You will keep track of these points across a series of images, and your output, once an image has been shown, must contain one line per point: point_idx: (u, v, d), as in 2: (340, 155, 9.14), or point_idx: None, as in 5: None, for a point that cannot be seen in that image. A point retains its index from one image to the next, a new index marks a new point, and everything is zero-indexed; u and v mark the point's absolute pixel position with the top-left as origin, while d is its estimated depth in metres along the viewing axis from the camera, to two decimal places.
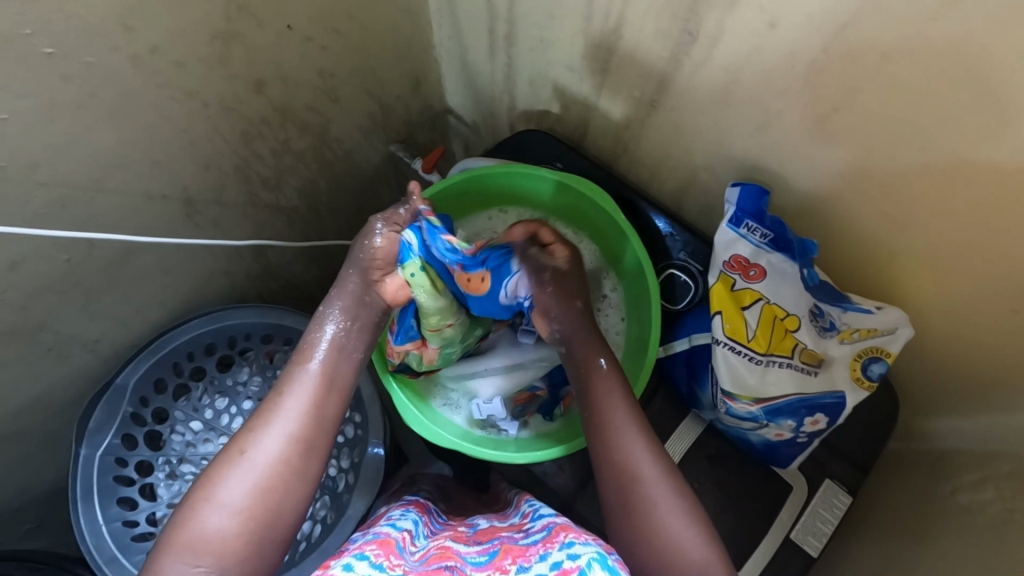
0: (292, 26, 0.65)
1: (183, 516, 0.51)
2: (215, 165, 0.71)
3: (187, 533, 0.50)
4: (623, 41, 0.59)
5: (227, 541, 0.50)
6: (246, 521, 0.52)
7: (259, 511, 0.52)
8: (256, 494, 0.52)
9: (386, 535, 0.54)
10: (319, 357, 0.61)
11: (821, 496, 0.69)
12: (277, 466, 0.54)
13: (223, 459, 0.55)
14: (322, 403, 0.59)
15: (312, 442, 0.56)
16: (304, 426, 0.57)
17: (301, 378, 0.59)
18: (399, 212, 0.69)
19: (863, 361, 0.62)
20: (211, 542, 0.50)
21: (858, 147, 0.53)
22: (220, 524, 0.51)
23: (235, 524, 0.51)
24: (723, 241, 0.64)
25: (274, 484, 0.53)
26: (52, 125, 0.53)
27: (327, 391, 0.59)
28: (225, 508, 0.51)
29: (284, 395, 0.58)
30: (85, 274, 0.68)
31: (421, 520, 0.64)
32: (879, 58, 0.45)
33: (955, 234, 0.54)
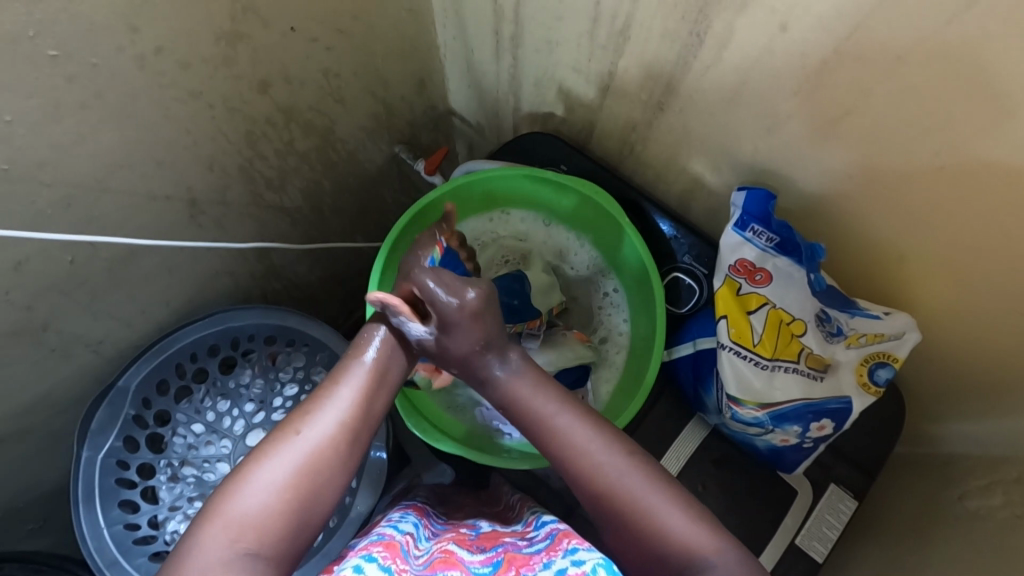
0: (296, 26, 0.64)
1: (228, 490, 0.49)
2: (219, 166, 0.71)
3: (228, 510, 0.48)
4: (630, 41, 0.59)
5: (267, 523, 0.48)
6: (287, 505, 0.49)
7: (302, 498, 0.50)
8: (300, 479, 0.51)
9: (390, 537, 0.54)
10: (375, 350, 0.59)
11: (826, 501, 0.69)
12: (327, 452, 0.52)
13: (274, 438, 0.53)
14: (373, 398, 0.57)
15: (359, 437, 0.55)
16: (354, 418, 0.55)
17: (355, 369, 0.58)
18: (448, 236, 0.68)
19: (870, 366, 0.62)
20: (250, 522, 0.48)
21: (868, 149, 0.53)
22: (259, 503, 0.49)
23: (274, 507, 0.49)
24: (729, 244, 0.64)
25: (318, 471, 0.51)
26: (58, 125, 0.53)
27: (380, 384, 0.58)
28: (269, 487, 0.49)
29: (339, 383, 0.56)
30: (89, 274, 0.68)
31: (421, 523, 0.64)
32: (890, 59, 0.45)
33: (964, 238, 0.53)
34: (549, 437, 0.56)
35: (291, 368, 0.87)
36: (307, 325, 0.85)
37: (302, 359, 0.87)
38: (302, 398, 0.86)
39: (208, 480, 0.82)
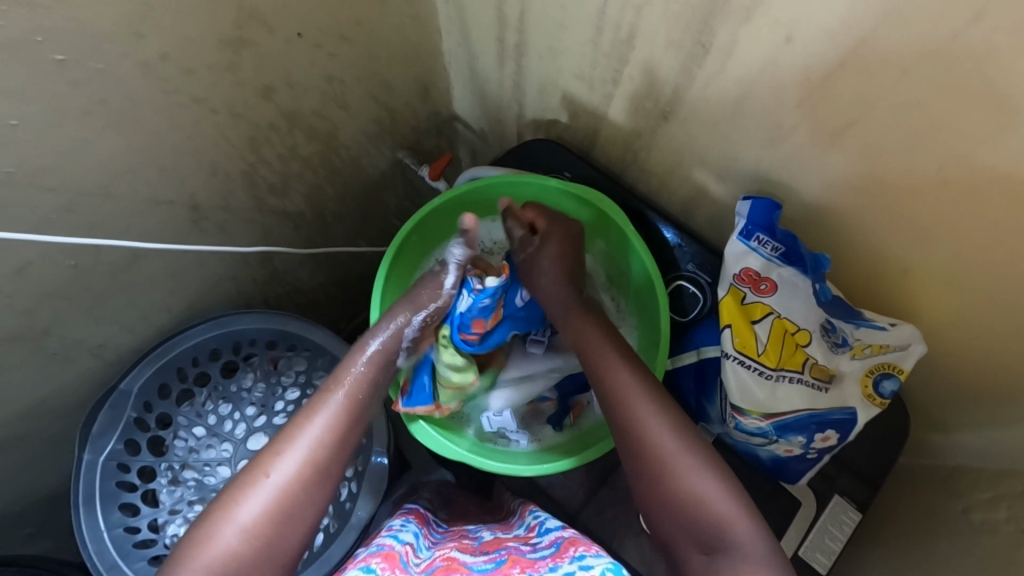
0: (301, 33, 0.65)
1: (200, 533, 0.52)
2: (222, 171, 0.71)
3: (200, 551, 0.51)
4: (634, 51, 0.59)
5: (241, 561, 0.51)
6: (255, 546, 0.52)
7: (273, 535, 0.53)
8: (269, 518, 0.53)
9: (389, 547, 0.54)
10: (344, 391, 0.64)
11: (829, 513, 0.68)
12: (296, 492, 0.55)
13: (241, 481, 0.55)
14: (341, 434, 0.60)
15: (327, 473, 0.58)
16: (326, 454, 0.58)
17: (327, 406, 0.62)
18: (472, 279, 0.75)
19: (874, 377, 0.61)
20: (221, 561, 0.50)
21: (875, 162, 0.52)
22: (232, 541, 0.52)
23: (246, 545, 0.52)
24: (733, 253, 0.64)
25: (290, 509, 0.55)
26: (63, 130, 0.53)
27: (349, 423, 0.62)
28: (240, 527, 0.52)
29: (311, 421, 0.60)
30: (90, 279, 0.68)
31: (421, 532, 0.63)
32: (895, 72, 0.45)
33: (969, 251, 0.53)
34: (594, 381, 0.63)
35: (292, 372, 0.87)
36: (308, 329, 0.85)
37: (304, 364, 0.87)
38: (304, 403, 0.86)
39: (208, 484, 0.82)
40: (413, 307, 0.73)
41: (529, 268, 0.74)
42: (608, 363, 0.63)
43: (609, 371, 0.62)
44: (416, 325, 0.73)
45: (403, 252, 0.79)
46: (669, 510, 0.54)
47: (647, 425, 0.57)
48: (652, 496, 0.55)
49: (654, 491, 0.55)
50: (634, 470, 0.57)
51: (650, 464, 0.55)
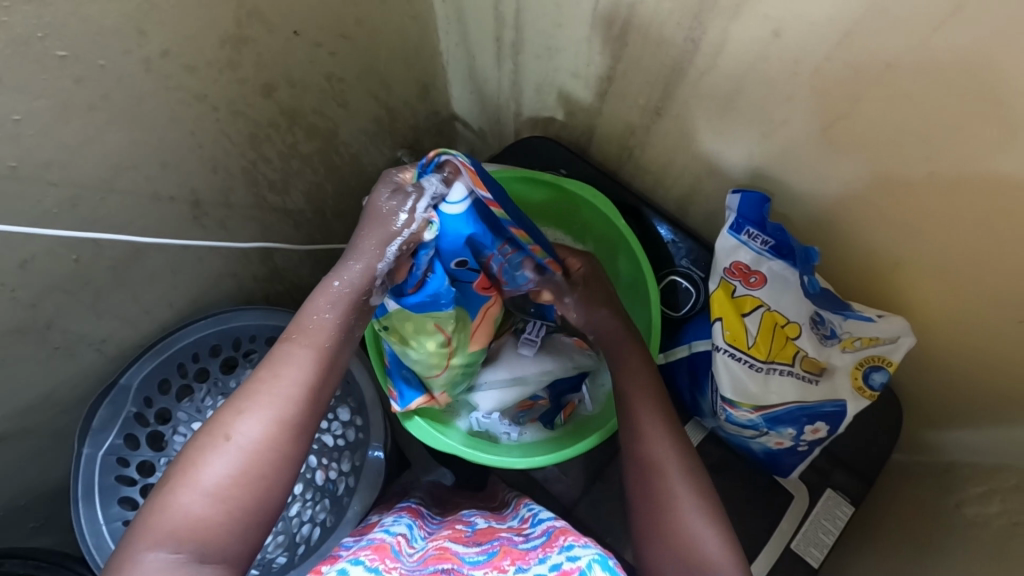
0: (300, 31, 0.66)
1: (160, 500, 0.48)
2: (223, 168, 0.72)
3: (161, 520, 0.47)
4: (627, 48, 0.60)
5: (208, 529, 0.48)
6: (224, 511, 0.49)
7: (244, 501, 0.49)
8: (236, 481, 0.49)
9: (380, 540, 0.55)
10: (313, 336, 0.56)
11: (823, 507, 0.68)
12: (265, 453, 0.51)
13: (201, 443, 0.51)
14: (312, 387, 0.54)
15: (301, 429, 0.53)
16: (297, 410, 0.53)
17: (294, 354, 0.55)
18: (411, 199, 0.57)
19: (864, 369, 0.61)
20: (184, 529, 0.47)
21: (863, 156, 0.53)
22: (196, 507, 0.48)
23: (214, 511, 0.48)
24: (725, 248, 0.64)
25: (259, 471, 0.50)
26: (67, 126, 0.54)
27: (326, 372, 0.56)
28: (206, 493, 0.48)
29: (276, 372, 0.54)
30: (94, 272, 0.69)
31: (415, 524, 0.64)
32: (881, 66, 0.45)
33: (957, 244, 0.54)
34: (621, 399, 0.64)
35: None
36: None
37: None
38: None
39: None
40: (386, 234, 0.56)
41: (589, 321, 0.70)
42: (638, 382, 0.64)
43: (643, 420, 0.61)
44: (391, 257, 0.57)
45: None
46: (664, 533, 0.55)
47: (667, 471, 0.58)
48: (648, 514, 0.57)
49: (649, 519, 0.56)
50: (637, 485, 0.59)
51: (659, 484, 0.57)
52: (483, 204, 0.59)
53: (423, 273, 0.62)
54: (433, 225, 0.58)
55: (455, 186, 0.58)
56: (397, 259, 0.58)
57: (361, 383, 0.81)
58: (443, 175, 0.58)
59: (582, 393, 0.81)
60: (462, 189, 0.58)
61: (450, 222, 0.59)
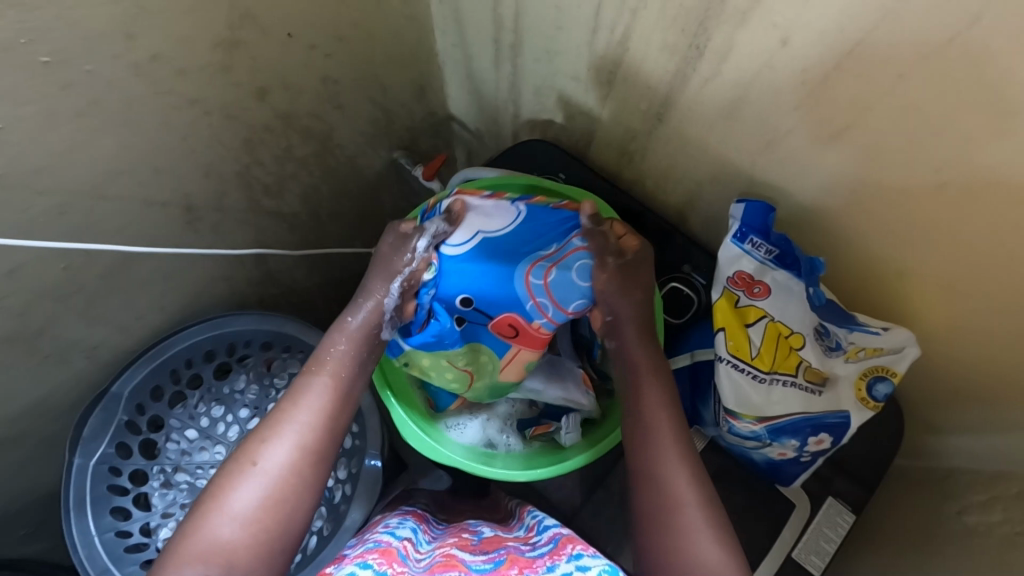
0: (293, 34, 0.64)
1: (190, 527, 0.49)
2: (216, 172, 0.70)
3: (192, 547, 0.48)
4: (629, 53, 0.59)
5: (235, 555, 0.48)
6: (250, 538, 0.49)
7: (270, 527, 0.50)
8: (263, 508, 0.50)
9: (387, 544, 0.54)
10: (332, 366, 0.58)
11: (824, 514, 0.68)
12: (290, 479, 0.51)
13: (228, 471, 0.52)
14: (335, 414, 0.56)
15: (322, 456, 0.54)
16: (318, 438, 0.54)
17: (314, 384, 0.56)
18: (417, 241, 0.63)
19: (868, 381, 0.60)
20: (214, 556, 0.47)
21: (870, 166, 0.52)
22: (225, 534, 0.48)
23: (242, 538, 0.49)
24: (727, 257, 0.62)
25: (284, 497, 0.51)
26: (54, 132, 0.52)
27: (343, 400, 0.57)
28: (233, 520, 0.49)
29: (298, 402, 0.55)
30: (84, 280, 0.67)
31: (420, 528, 0.64)
32: (891, 77, 0.45)
33: (964, 256, 0.53)
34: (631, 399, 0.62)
35: (286, 374, 0.89)
36: (302, 331, 0.85)
37: (297, 366, 0.88)
38: None
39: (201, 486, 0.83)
40: (388, 272, 0.62)
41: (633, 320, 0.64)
42: (643, 386, 0.62)
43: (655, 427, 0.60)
44: (396, 292, 0.62)
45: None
46: (664, 533, 0.54)
47: (669, 479, 0.57)
48: (649, 513, 0.56)
49: (649, 517, 0.56)
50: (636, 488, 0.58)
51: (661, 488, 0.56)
52: (491, 236, 0.64)
53: (428, 313, 0.65)
54: (431, 266, 0.63)
55: (458, 228, 0.64)
56: (401, 297, 0.63)
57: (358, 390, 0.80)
58: (446, 216, 0.64)
59: (560, 423, 0.77)
60: (462, 234, 0.64)
61: (450, 262, 0.64)
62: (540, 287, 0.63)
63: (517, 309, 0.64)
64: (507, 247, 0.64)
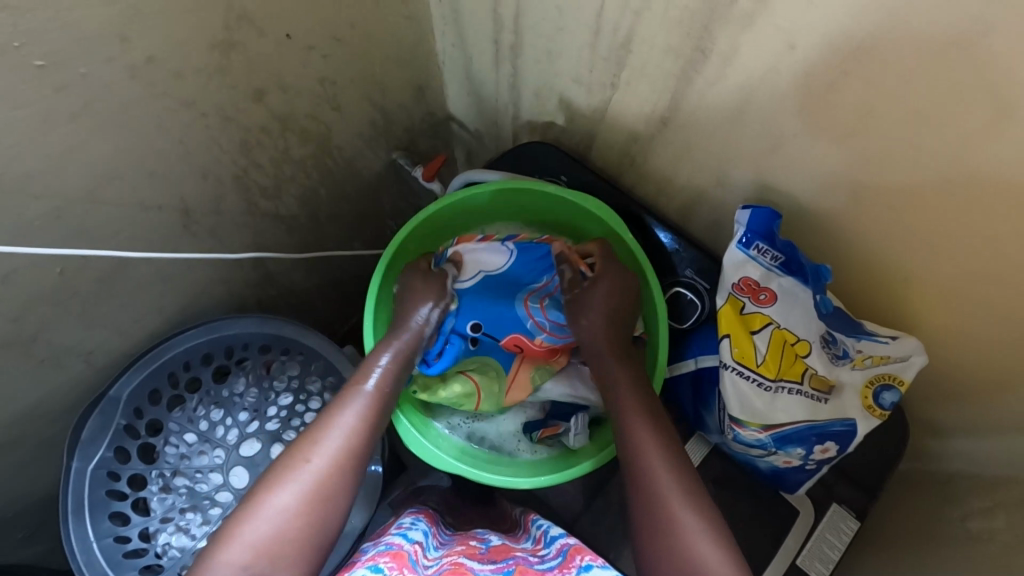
0: (291, 35, 0.63)
1: (241, 516, 0.53)
2: (213, 175, 0.69)
3: (245, 534, 0.52)
4: (631, 56, 0.58)
5: (282, 543, 0.52)
6: (295, 529, 0.53)
7: (314, 520, 0.54)
8: (309, 502, 0.55)
9: (399, 547, 0.53)
10: (372, 382, 0.65)
11: (828, 521, 0.67)
12: (334, 478, 0.57)
13: (279, 469, 0.57)
14: (371, 426, 0.62)
15: (360, 461, 0.60)
16: (358, 444, 0.60)
17: (355, 397, 0.63)
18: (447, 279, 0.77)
19: (874, 389, 0.59)
20: (264, 542, 0.51)
21: (877, 174, 0.51)
22: (274, 523, 0.52)
23: (290, 528, 0.53)
24: (732, 262, 0.62)
25: (327, 494, 0.56)
26: (48, 136, 0.51)
27: (379, 414, 0.64)
28: (282, 510, 0.53)
29: (343, 412, 0.61)
30: (79, 284, 0.66)
31: (430, 531, 0.63)
32: (902, 85, 0.44)
33: (971, 264, 0.52)
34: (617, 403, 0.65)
35: (286, 376, 0.88)
36: (302, 332, 0.86)
37: (296, 369, 0.88)
38: (297, 409, 0.87)
39: (200, 491, 0.81)
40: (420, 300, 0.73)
41: (605, 341, 0.69)
42: (623, 395, 0.65)
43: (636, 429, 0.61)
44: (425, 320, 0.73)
45: (381, 297, 0.79)
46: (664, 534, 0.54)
47: (655, 477, 0.58)
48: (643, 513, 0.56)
49: (644, 515, 0.56)
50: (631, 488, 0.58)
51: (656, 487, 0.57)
52: (493, 274, 0.78)
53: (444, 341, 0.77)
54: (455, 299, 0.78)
55: (466, 270, 0.78)
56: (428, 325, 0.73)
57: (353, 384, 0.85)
58: (455, 263, 0.79)
59: (568, 424, 0.77)
60: (471, 273, 0.78)
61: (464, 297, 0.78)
62: (539, 313, 0.77)
63: (520, 329, 0.77)
64: (509, 282, 0.78)
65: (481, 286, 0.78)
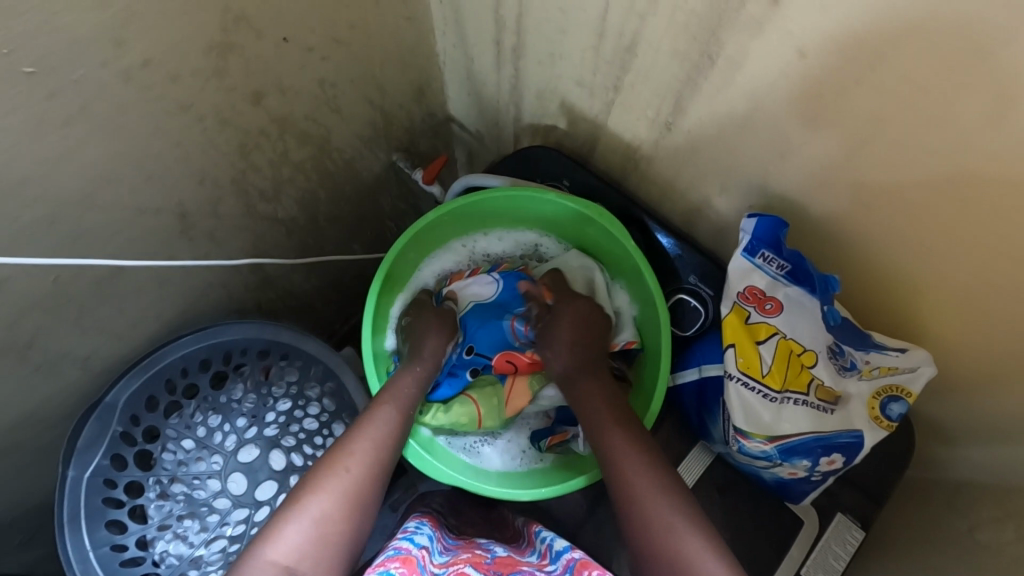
0: (289, 38, 0.62)
1: (285, 518, 0.57)
2: (210, 179, 0.68)
3: (291, 534, 0.55)
4: (637, 59, 0.57)
5: (322, 545, 0.56)
6: (334, 533, 0.57)
7: (351, 524, 0.59)
8: (347, 508, 0.59)
9: (406, 551, 0.54)
10: (399, 396, 0.70)
11: (833, 531, 0.66)
12: (368, 485, 0.62)
13: (318, 475, 0.61)
14: (398, 437, 0.67)
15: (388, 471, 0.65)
16: (388, 455, 0.65)
17: (385, 409, 0.68)
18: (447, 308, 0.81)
19: (882, 399, 0.58)
20: (308, 542, 0.55)
21: (888, 182, 0.50)
22: (316, 526, 0.57)
23: (330, 531, 0.57)
24: (738, 271, 0.62)
25: (361, 501, 0.61)
26: (41, 142, 0.50)
27: (404, 427, 0.69)
28: (323, 515, 0.57)
29: (374, 423, 0.66)
30: (75, 291, 0.65)
31: (435, 536, 0.62)
32: (918, 94, 0.43)
33: (980, 274, 0.52)
34: (592, 421, 0.67)
35: (284, 382, 0.87)
36: (300, 338, 0.85)
37: (295, 375, 0.87)
38: (296, 415, 0.86)
39: (198, 497, 0.81)
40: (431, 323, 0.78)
41: (573, 364, 0.73)
42: (597, 415, 0.67)
43: (606, 437, 0.64)
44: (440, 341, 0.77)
45: (381, 305, 0.80)
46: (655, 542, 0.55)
47: (629, 475, 0.60)
48: (635, 519, 0.57)
49: (635, 523, 0.57)
50: (619, 498, 0.59)
51: (647, 497, 0.58)
52: (479, 302, 0.82)
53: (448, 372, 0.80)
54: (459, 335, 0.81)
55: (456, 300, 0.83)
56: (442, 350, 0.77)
57: (351, 389, 0.85)
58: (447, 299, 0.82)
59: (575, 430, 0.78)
60: (462, 301, 0.83)
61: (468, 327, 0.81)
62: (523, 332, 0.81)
63: (510, 347, 0.81)
64: (493, 305, 0.82)
65: (479, 315, 0.82)
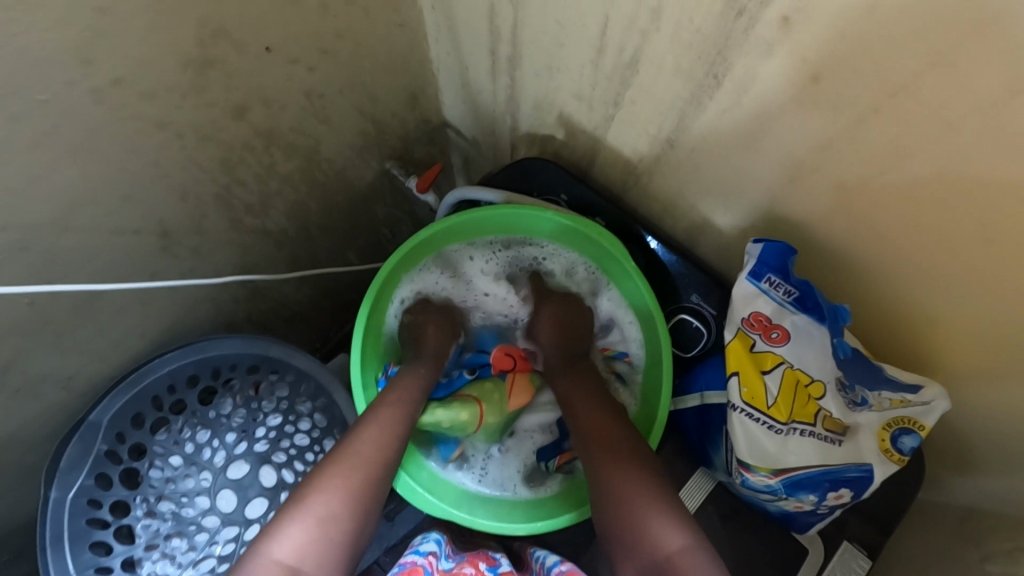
0: (272, 48, 0.59)
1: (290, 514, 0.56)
2: (193, 196, 0.66)
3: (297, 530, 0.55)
4: (638, 75, 0.54)
5: (326, 542, 0.55)
6: (340, 531, 0.57)
7: (355, 524, 0.58)
8: (353, 506, 0.58)
9: (412, 563, 0.61)
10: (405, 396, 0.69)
11: (839, 560, 0.64)
12: (375, 484, 0.61)
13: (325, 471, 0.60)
14: (403, 436, 0.66)
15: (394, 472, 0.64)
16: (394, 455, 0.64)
17: (392, 409, 0.67)
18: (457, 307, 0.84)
19: (893, 432, 0.56)
20: (312, 539, 0.55)
21: (900, 206, 0.48)
22: (321, 523, 0.56)
23: (335, 531, 0.56)
24: (743, 296, 0.60)
25: (367, 500, 0.60)
26: (7, 166, 0.48)
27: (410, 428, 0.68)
28: (328, 515, 0.57)
29: (380, 422, 0.65)
30: (52, 313, 0.63)
31: (444, 540, 0.67)
32: (938, 124, 0.40)
33: (995, 304, 0.49)
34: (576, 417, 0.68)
35: (274, 398, 0.85)
36: (290, 352, 0.82)
37: (286, 390, 0.85)
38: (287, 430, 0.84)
39: (186, 516, 0.78)
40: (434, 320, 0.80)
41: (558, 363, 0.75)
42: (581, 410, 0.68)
43: (591, 433, 0.65)
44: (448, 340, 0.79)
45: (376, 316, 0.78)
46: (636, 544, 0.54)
47: (608, 473, 0.60)
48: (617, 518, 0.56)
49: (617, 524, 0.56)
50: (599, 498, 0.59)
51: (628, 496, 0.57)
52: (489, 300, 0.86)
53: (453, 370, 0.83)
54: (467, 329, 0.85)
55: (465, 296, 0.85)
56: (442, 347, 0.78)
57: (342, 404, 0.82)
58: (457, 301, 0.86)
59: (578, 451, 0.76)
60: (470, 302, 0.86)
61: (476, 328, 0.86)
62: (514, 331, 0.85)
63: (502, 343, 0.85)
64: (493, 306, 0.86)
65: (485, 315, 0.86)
